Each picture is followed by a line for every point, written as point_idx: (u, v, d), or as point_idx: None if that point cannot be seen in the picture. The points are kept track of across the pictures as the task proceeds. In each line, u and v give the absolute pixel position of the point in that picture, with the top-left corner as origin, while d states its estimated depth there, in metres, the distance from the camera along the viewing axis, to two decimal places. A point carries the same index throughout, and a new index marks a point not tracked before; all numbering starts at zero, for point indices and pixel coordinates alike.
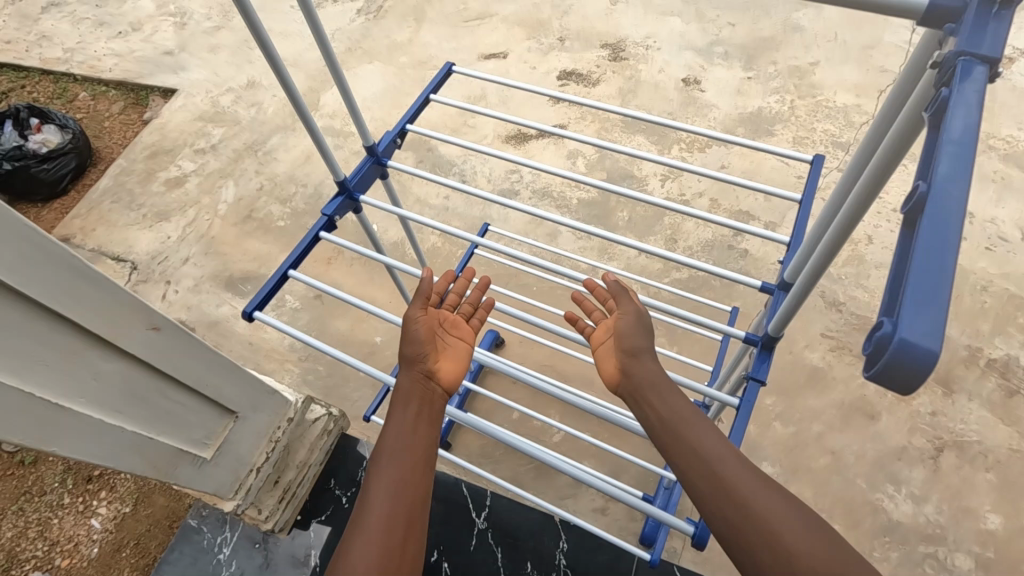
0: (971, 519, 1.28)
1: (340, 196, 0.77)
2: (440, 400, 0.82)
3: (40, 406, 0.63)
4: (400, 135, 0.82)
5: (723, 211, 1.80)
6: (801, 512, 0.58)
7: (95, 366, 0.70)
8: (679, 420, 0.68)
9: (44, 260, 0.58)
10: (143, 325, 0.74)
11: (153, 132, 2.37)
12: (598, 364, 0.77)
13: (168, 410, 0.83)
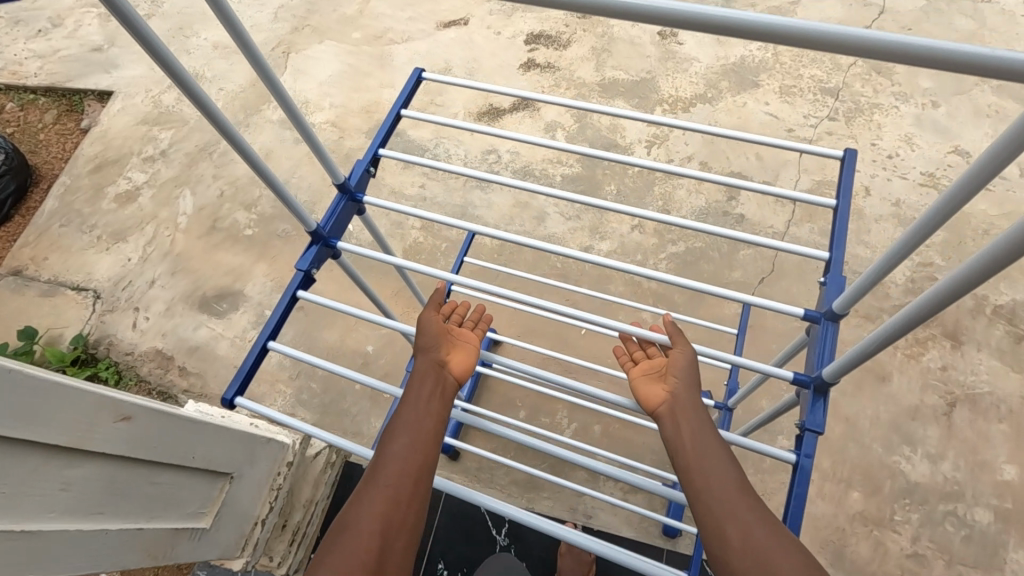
0: (987, 472, 1.29)
1: (314, 244, 0.68)
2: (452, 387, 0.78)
3: (7, 541, 0.55)
4: (372, 163, 0.73)
5: (715, 174, 1.71)
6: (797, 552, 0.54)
7: (63, 475, 0.61)
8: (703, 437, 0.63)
9: None
10: (111, 419, 0.65)
11: (95, 142, 2.18)
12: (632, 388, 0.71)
13: (155, 495, 0.76)
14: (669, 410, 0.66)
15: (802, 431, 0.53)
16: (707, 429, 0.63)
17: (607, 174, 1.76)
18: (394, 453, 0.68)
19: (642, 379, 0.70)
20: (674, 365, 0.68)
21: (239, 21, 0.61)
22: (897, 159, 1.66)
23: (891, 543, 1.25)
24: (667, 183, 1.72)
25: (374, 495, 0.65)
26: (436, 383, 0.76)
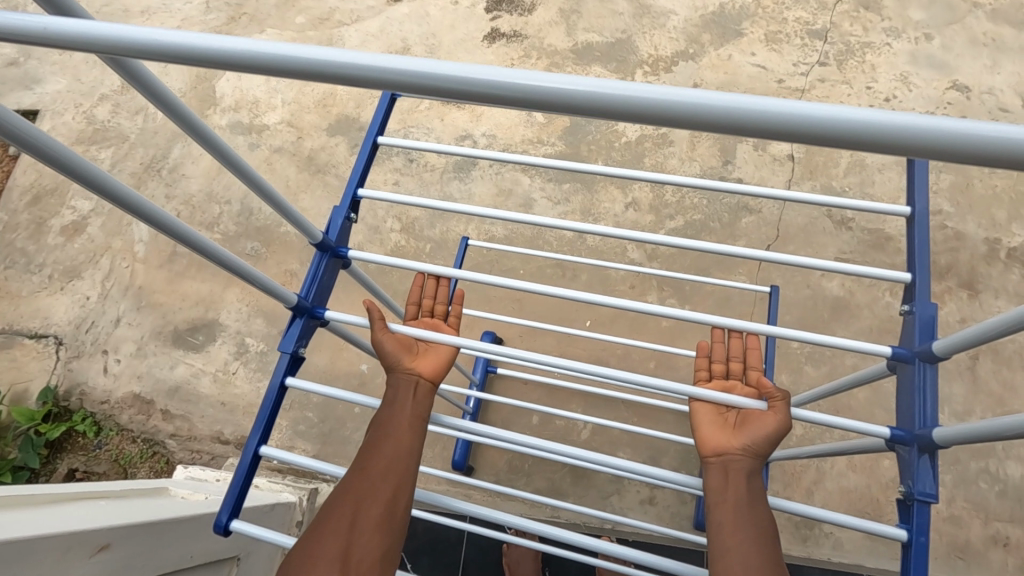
0: None
1: (298, 317, 0.66)
2: (428, 392, 0.70)
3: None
4: (353, 209, 0.72)
5: (708, 138, 1.61)
6: None
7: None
8: (732, 482, 0.59)
9: None
10: (86, 553, 0.55)
11: (27, 170, 1.97)
12: (693, 416, 0.66)
13: None
14: (721, 462, 0.61)
15: (910, 499, 0.59)
16: (759, 510, 0.58)
17: (593, 149, 1.65)
18: (373, 455, 0.65)
19: (703, 412, 0.65)
20: (754, 423, 0.60)
21: (136, 63, 0.45)
22: (895, 101, 1.58)
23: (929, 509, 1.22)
24: (658, 152, 1.61)
25: (347, 489, 0.63)
26: (407, 391, 0.69)
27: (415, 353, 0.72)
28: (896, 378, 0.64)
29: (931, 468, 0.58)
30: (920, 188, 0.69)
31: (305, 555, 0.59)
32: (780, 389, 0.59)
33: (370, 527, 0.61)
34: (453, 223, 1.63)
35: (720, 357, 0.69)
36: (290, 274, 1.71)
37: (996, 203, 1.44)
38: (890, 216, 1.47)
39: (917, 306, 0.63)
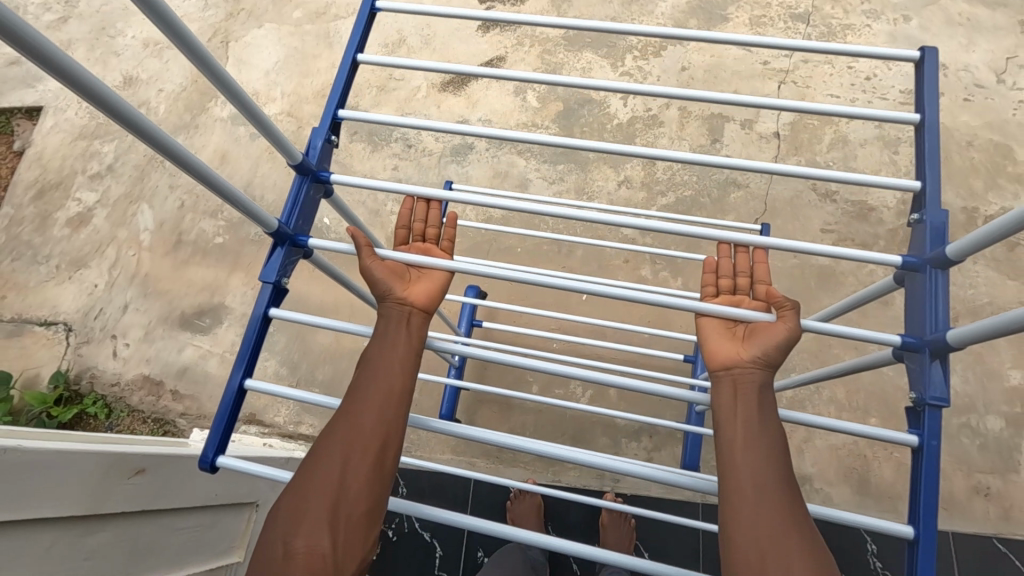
0: (995, 380, 1.32)
1: (277, 247, 0.74)
2: (420, 317, 0.76)
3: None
4: (333, 130, 0.79)
5: (696, 118, 1.66)
6: (771, 525, 0.58)
7: (83, 546, 0.62)
8: (731, 405, 0.65)
9: None
10: (127, 473, 0.66)
11: (32, 165, 2.01)
12: (701, 334, 0.71)
13: (183, 540, 0.76)
14: (729, 376, 0.66)
15: (923, 405, 0.63)
16: (766, 428, 0.63)
17: (586, 131, 1.70)
18: (370, 395, 0.71)
19: (708, 326, 0.70)
20: (762, 333, 0.65)
21: None
22: (875, 80, 1.64)
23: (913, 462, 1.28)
24: (648, 133, 1.67)
25: (340, 433, 0.69)
26: (403, 322, 0.75)
27: (406, 284, 0.76)
28: (910, 287, 0.67)
29: (941, 374, 0.62)
30: (931, 97, 0.69)
31: (299, 494, 0.67)
32: (789, 299, 0.65)
33: (363, 470, 0.68)
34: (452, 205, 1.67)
35: (727, 270, 0.73)
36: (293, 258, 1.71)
37: (973, 173, 1.50)
38: (873, 188, 1.53)
39: (928, 215, 0.66)
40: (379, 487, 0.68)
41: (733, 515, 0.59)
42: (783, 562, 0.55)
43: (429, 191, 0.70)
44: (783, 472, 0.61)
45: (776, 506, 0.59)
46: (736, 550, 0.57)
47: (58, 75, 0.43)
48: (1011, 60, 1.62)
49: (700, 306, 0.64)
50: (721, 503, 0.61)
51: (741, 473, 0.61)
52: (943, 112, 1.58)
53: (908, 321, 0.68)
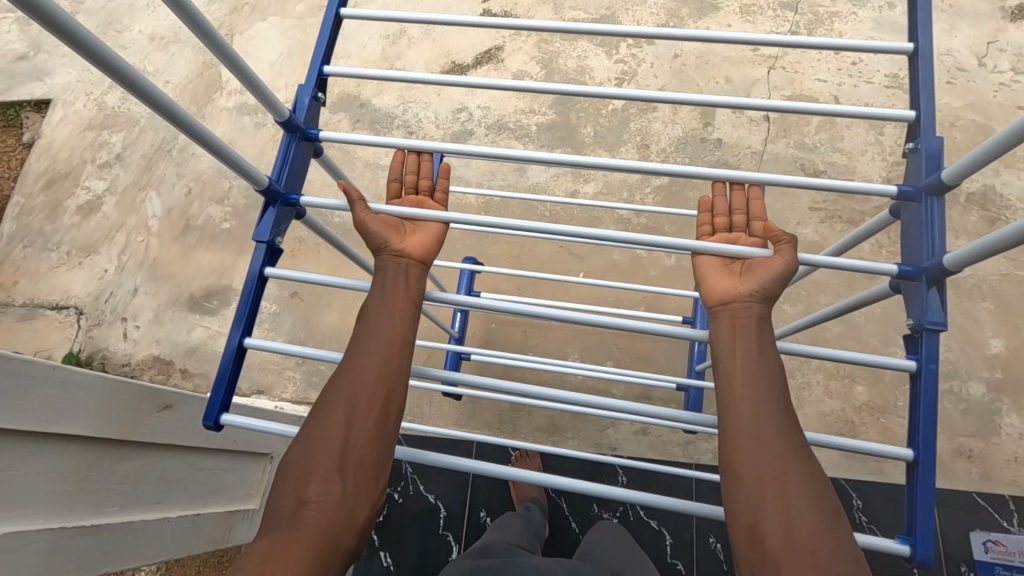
0: (977, 349, 1.37)
1: (270, 206, 0.79)
2: (417, 267, 0.81)
3: (79, 535, 0.64)
4: (318, 87, 0.83)
5: (688, 103, 1.72)
6: (769, 460, 0.65)
7: (117, 470, 0.70)
8: (729, 350, 0.70)
9: (57, 395, 0.57)
10: (157, 407, 0.73)
11: (41, 156, 2.06)
12: (700, 271, 0.75)
13: (203, 479, 0.87)
14: (726, 311, 0.72)
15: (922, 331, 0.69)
16: (763, 365, 0.69)
17: (582, 116, 1.76)
18: (374, 345, 0.76)
19: (706, 265, 0.75)
20: (760, 268, 0.70)
21: None
22: (861, 64, 1.70)
23: (898, 427, 1.34)
24: (643, 117, 1.72)
25: (343, 389, 0.74)
26: (401, 271, 0.79)
27: (401, 235, 0.81)
28: (908, 216, 0.72)
29: (938, 299, 0.68)
30: (924, 26, 0.73)
31: (308, 453, 0.72)
32: (786, 234, 0.69)
33: (369, 421, 0.73)
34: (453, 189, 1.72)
35: (723, 209, 0.78)
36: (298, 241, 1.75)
37: (955, 153, 1.56)
38: (860, 168, 1.58)
39: (924, 141, 0.70)
40: (388, 437, 0.74)
41: (734, 452, 0.66)
42: (784, 485, 0.63)
43: (422, 145, 0.75)
44: (780, 409, 0.67)
45: (775, 437, 0.66)
46: (741, 484, 0.64)
47: (56, 36, 0.46)
48: (992, 44, 1.67)
49: (696, 246, 0.72)
50: (721, 437, 0.68)
51: (740, 408, 0.67)
52: None
53: (904, 250, 0.73)
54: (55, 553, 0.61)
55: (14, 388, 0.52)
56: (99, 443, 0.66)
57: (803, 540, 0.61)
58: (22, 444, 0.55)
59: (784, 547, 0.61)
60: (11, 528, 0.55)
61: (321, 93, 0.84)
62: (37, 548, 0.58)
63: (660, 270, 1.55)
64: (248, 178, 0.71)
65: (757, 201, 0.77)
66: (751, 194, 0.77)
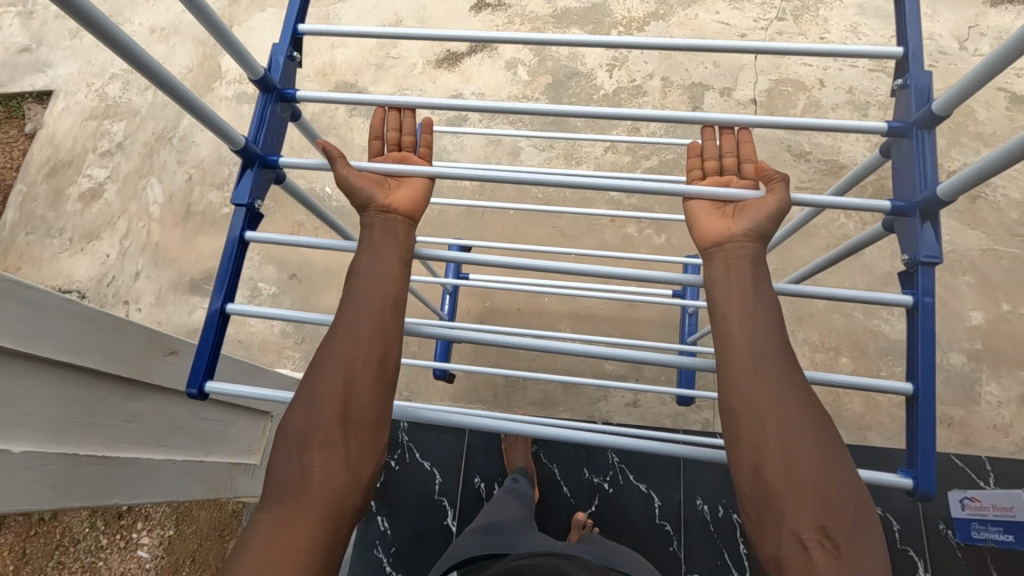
0: (958, 321, 1.41)
1: (249, 168, 0.83)
2: (405, 222, 0.85)
3: (89, 464, 0.68)
4: (294, 48, 0.88)
5: (678, 87, 1.76)
6: (766, 403, 0.70)
7: (127, 409, 0.74)
8: (728, 295, 0.76)
9: (74, 328, 0.61)
10: (162, 352, 0.78)
11: (44, 145, 2.09)
12: (692, 214, 0.82)
13: (207, 428, 0.92)
14: (720, 251, 0.78)
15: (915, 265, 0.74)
16: (760, 311, 0.74)
17: (573, 102, 1.80)
18: (362, 304, 0.79)
19: (698, 208, 0.81)
20: (753, 210, 0.77)
21: None
22: (846, 49, 1.74)
23: (881, 396, 1.38)
24: (633, 102, 1.76)
25: (340, 348, 0.77)
26: (389, 227, 0.83)
27: (386, 193, 0.84)
28: (899, 151, 0.77)
29: (932, 233, 0.73)
30: None
31: (315, 412, 0.75)
32: (779, 173, 0.77)
33: (366, 379, 0.76)
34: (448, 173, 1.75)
35: (712, 155, 0.85)
36: (297, 225, 1.78)
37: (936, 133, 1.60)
38: (844, 148, 1.62)
39: (912, 78, 0.75)
40: (388, 390, 0.77)
41: (733, 396, 0.71)
42: (782, 421, 0.69)
43: (400, 100, 0.81)
44: (776, 354, 0.72)
45: (771, 377, 0.71)
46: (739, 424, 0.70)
47: (63, 8, 0.52)
48: (973, 29, 1.71)
49: (689, 190, 0.78)
50: (721, 380, 0.73)
51: (736, 350, 0.73)
52: None
53: (895, 187, 0.78)
54: (71, 479, 0.65)
55: (32, 318, 0.56)
56: (111, 380, 0.70)
57: (802, 471, 0.67)
58: (39, 373, 0.59)
59: (783, 478, 0.67)
60: (31, 449, 0.59)
61: (297, 54, 0.89)
62: (53, 470, 0.63)
63: (650, 249, 1.59)
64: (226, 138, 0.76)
65: (746, 144, 0.84)
66: (739, 137, 0.85)
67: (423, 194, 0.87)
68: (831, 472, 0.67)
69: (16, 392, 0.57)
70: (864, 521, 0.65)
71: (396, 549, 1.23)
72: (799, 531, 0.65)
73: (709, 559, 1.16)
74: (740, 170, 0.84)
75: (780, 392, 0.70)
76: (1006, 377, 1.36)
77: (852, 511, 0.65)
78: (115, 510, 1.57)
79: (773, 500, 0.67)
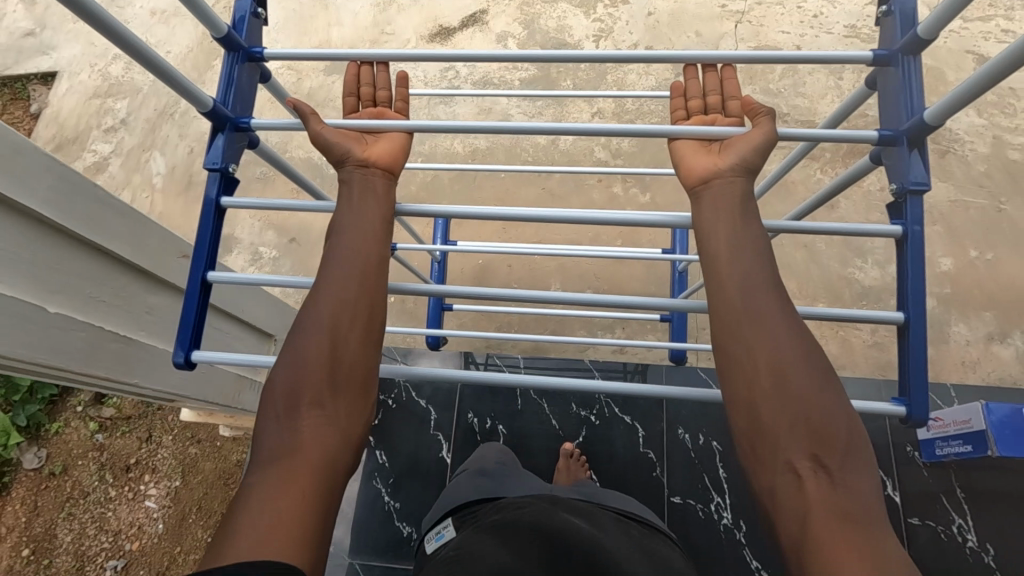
0: (928, 267, 1.48)
1: (220, 132, 0.80)
2: (385, 176, 0.82)
3: (115, 341, 0.75)
4: (257, 7, 0.84)
5: (661, 56, 1.83)
6: (763, 345, 0.67)
7: (146, 301, 0.81)
8: (718, 232, 0.74)
9: (103, 212, 0.69)
10: (176, 254, 0.85)
11: (49, 124, 2.16)
12: (679, 154, 0.79)
13: (211, 334, 1.00)
14: (706, 188, 0.76)
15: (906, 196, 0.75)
16: (751, 246, 0.72)
17: (561, 71, 1.87)
18: (343, 255, 0.76)
19: (686, 147, 0.79)
20: (741, 145, 0.75)
21: None
22: (822, 17, 1.81)
23: (855, 338, 1.45)
24: (618, 70, 1.84)
25: (322, 298, 0.74)
26: (368, 179, 0.79)
27: (363, 148, 0.81)
28: (883, 80, 0.77)
29: (921, 162, 0.74)
30: None
31: (295, 365, 0.71)
32: (766, 108, 0.75)
33: (352, 332, 0.73)
34: (441, 140, 1.81)
35: (695, 94, 0.83)
36: (296, 192, 1.85)
37: None
38: (820, 109, 1.71)
39: (896, 4, 0.75)
40: (372, 343, 0.74)
41: (730, 336, 0.69)
42: (775, 357, 0.66)
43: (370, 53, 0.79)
44: (771, 293, 0.70)
45: (762, 312, 0.69)
46: (736, 365, 0.68)
47: None
48: None
49: (673, 131, 0.77)
50: (713, 323, 0.71)
51: (727, 288, 0.71)
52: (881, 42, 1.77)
53: (881, 117, 0.78)
54: (99, 350, 0.72)
55: (68, 194, 0.63)
56: (133, 269, 0.77)
57: (797, 404, 0.65)
58: (70, 244, 0.65)
59: (778, 413, 0.65)
60: (66, 312, 0.65)
61: (260, 11, 0.85)
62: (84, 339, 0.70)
63: (635, 207, 1.66)
64: (191, 98, 0.73)
65: (731, 81, 0.83)
66: (723, 75, 0.84)
67: (404, 149, 0.84)
68: (831, 414, 0.64)
69: (52, 258, 0.63)
70: (857, 447, 0.64)
71: (394, 479, 1.30)
72: (794, 463, 0.63)
73: (689, 481, 1.26)
74: (725, 108, 0.83)
75: (774, 327, 0.68)
76: (973, 319, 1.43)
77: (845, 438, 0.64)
78: (123, 463, 1.63)
79: (773, 440, 0.65)
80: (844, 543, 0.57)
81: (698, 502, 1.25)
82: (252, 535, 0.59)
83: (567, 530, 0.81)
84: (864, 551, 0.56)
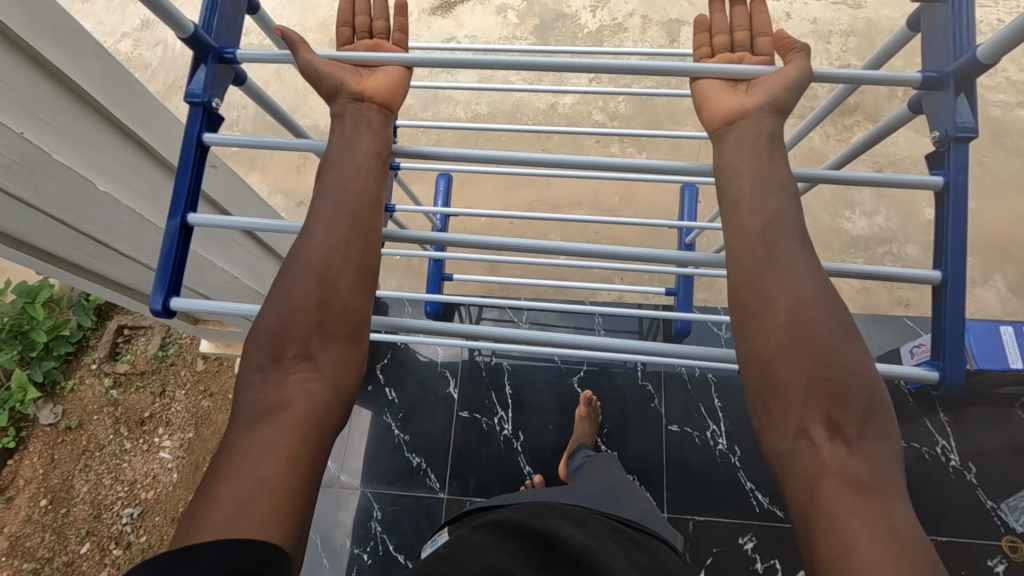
0: (913, 217, 1.55)
1: (202, 64, 0.79)
2: (381, 112, 0.80)
3: (147, 229, 0.92)
4: None
5: (656, 25, 1.91)
6: (777, 295, 0.65)
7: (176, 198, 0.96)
8: (731, 172, 0.72)
9: (159, 120, 0.83)
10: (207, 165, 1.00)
11: None
12: (704, 94, 0.77)
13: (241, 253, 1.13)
14: (731, 130, 0.74)
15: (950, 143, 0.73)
16: (770, 187, 0.69)
17: (560, 40, 1.94)
18: (337, 206, 0.73)
19: (710, 86, 0.77)
20: (769, 85, 0.72)
21: None
22: None
23: (844, 283, 1.50)
24: (615, 38, 1.91)
25: (313, 251, 0.70)
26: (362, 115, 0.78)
27: (360, 81, 0.79)
28: (931, 21, 0.75)
29: (968, 105, 0.72)
30: None
31: (285, 318, 0.68)
32: (800, 44, 0.73)
33: (345, 285, 0.70)
34: (443, 107, 1.87)
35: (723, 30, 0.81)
36: (303, 158, 1.90)
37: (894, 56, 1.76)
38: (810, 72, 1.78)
39: None
40: (366, 292, 0.71)
41: (745, 286, 0.66)
42: (796, 310, 0.64)
43: None
44: (790, 240, 0.67)
45: (780, 261, 0.66)
46: (750, 317, 0.65)
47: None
48: None
49: (696, 68, 0.74)
50: (731, 272, 0.68)
51: (743, 235, 0.68)
52: (868, 9, 1.84)
53: (924, 62, 0.76)
54: (134, 230, 0.90)
55: (134, 102, 0.78)
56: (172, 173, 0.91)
57: (813, 356, 0.62)
58: (113, 130, 0.76)
59: (793, 368, 0.62)
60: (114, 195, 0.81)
61: None
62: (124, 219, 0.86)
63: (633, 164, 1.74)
64: (171, 21, 0.71)
65: (760, 15, 0.81)
66: (752, 8, 0.81)
67: (402, 84, 0.82)
68: (848, 368, 0.61)
69: (113, 152, 0.79)
70: (878, 412, 0.60)
71: (403, 414, 1.42)
72: (807, 427, 0.61)
73: (686, 411, 1.41)
74: (752, 46, 0.81)
75: (798, 279, 0.65)
76: None
77: (864, 398, 0.60)
78: (138, 417, 1.67)
79: (785, 392, 0.62)
80: (853, 512, 0.55)
81: (695, 430, 1.40)
82: (230, 504, 0.55)
83: (556, 536, 0.78)
84: (876, 517, 0.54)
